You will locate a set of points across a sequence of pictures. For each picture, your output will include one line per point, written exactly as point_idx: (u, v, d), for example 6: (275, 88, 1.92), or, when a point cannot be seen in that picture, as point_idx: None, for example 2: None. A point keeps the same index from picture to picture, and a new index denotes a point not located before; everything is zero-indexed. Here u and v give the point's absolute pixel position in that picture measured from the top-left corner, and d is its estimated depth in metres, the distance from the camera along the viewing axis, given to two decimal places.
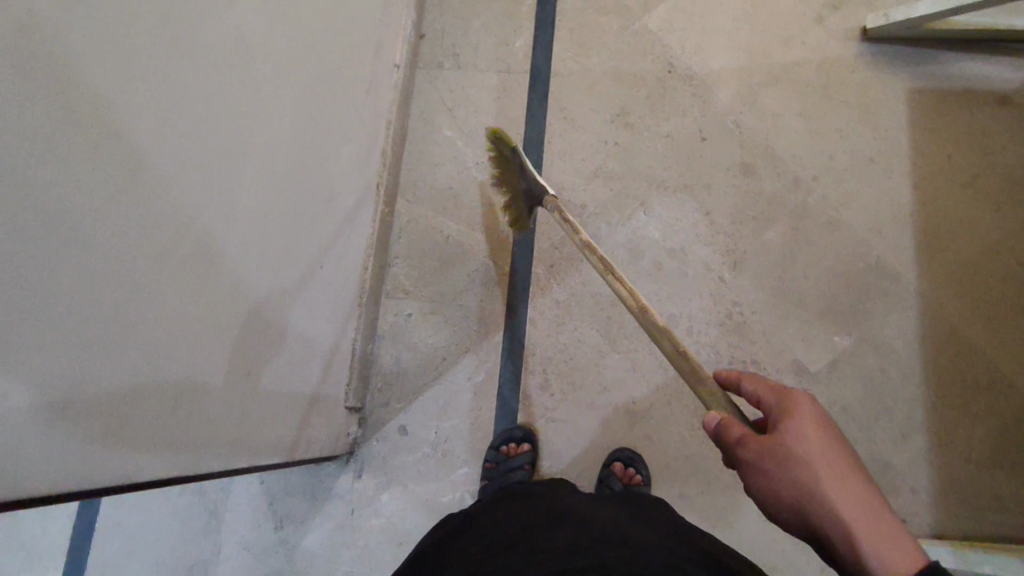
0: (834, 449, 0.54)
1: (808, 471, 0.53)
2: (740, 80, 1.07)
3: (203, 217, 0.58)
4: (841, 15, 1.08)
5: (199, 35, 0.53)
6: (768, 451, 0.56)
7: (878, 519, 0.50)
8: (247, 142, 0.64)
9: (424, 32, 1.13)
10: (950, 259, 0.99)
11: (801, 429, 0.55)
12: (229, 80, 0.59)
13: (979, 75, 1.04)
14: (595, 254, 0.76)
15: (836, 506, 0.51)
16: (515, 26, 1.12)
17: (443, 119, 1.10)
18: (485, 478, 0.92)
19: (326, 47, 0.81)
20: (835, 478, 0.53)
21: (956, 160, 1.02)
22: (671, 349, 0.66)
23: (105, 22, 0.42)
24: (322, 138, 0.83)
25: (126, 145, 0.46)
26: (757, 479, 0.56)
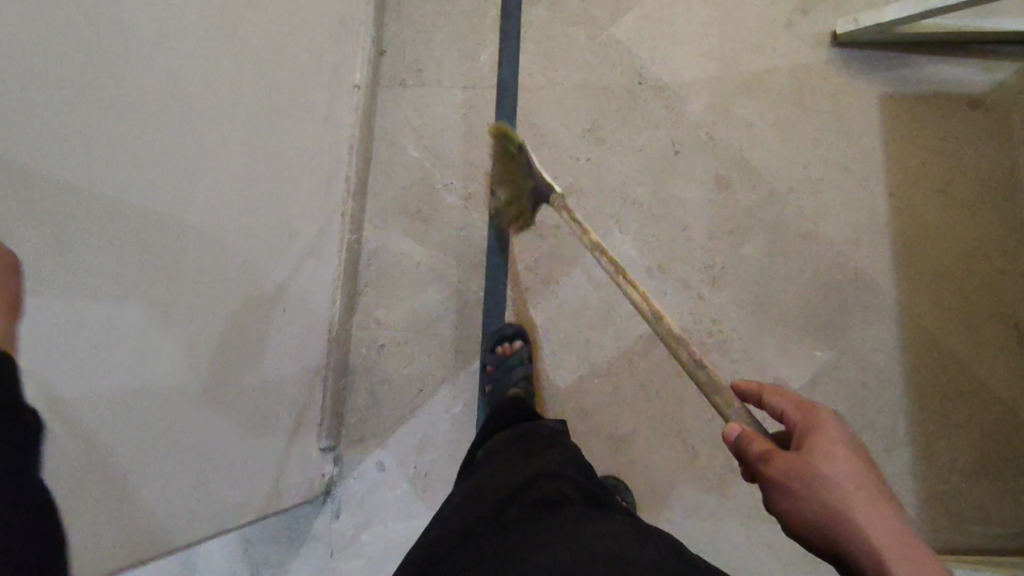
0: (863, 470, 0.51)
1: (839, 497, 0.50)
2: (712, 90, 1.05)
3: (163, 265, 0.54)
4: (811, 19, 1.06)
5: (146, 65, 0.50)
6: (797, 473, 0.52)
7: (912, 546, 0.46)
8: (205, 171, 0.60)
9: (385, 48, 1.09)
10: (929, 267, 0.98)
11: (831, 451, 0.52)
12: (181, 109, 0.56)
13: (951, 77, 1.03)
14: (607, 260, 0.77)
15: (863, 529, 0.48)
16: (479, 40, 1.08)
17: (409, 139, 1.06)
18: (489, 383, 0.94)
19: (280, 79, 0.77)
20: (865, 504, 0.49)
21: (929, 166, 1.01)
22: (688, 360, 0.68)
23: (42, 73, 0.39)
24: (280, 168, 0.79)
25: (77, 202, 0.43)
26: (783, 500, 0.53)
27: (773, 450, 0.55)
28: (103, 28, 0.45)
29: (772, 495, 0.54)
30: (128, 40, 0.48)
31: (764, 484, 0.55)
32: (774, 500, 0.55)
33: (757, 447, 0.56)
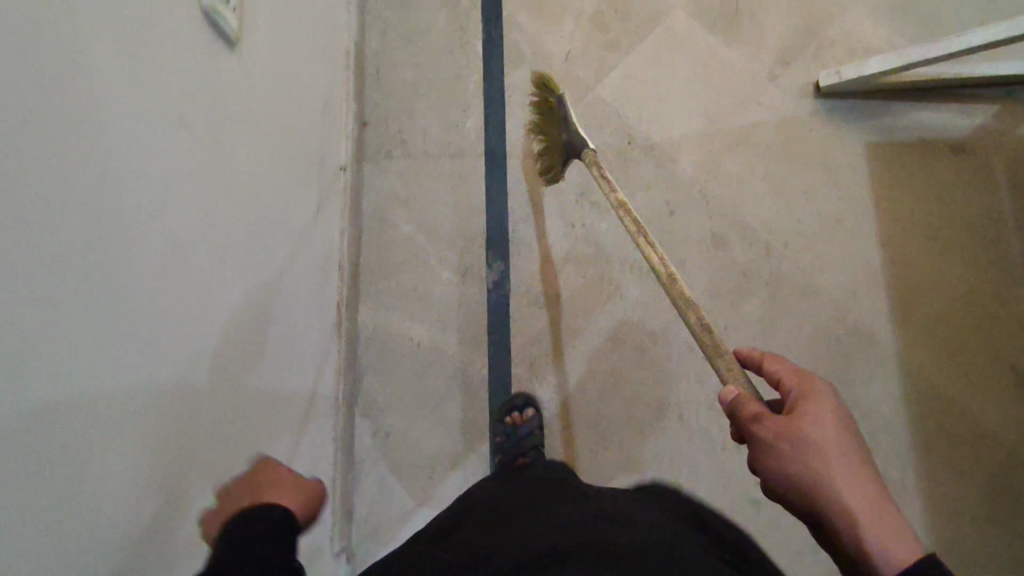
0: (850, 441, 0.53)
1: (825, 461, 0.52)
2: (701, 147, 1.05)
3: (173, 434, 0.54)
4: (793, 71, 1.07)
5: (128, 246, 0.48)
6: (789, 435, 0.54)
7: (886, 513, 0.50)
8: (200, 317, 0.58)
9: (367, 120, 1.06)
10: (925, 316, 1.00)
11: (822, 418, 0.54)
12: (174, 269, 0.54)
13: (933, 123, 1.04)
14: (630, 217, 0.73)
15: (844, 497, 0.51)
16: (463, 107, 1.06)
17: (399, 214, 1.03)
18: (499, 453, 0.91)
19: (268, 184, 0.75)
20: (847, 472, 0.52)
21: (918, 215, 1.02)
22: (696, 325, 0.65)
23: (32, 302, 0.39)
24: (275, 276, 0.76)
25: (81, 415, 0.42)
26: (769, 460, 0.55)
27: (766, 412, 0.57)
28: (80, 230, 0.43)
29: (760, 453, 0.56)
30: (107, 229, 0.46)
31: (753, 442, 0.57)
32: (760, 458, 0.57)
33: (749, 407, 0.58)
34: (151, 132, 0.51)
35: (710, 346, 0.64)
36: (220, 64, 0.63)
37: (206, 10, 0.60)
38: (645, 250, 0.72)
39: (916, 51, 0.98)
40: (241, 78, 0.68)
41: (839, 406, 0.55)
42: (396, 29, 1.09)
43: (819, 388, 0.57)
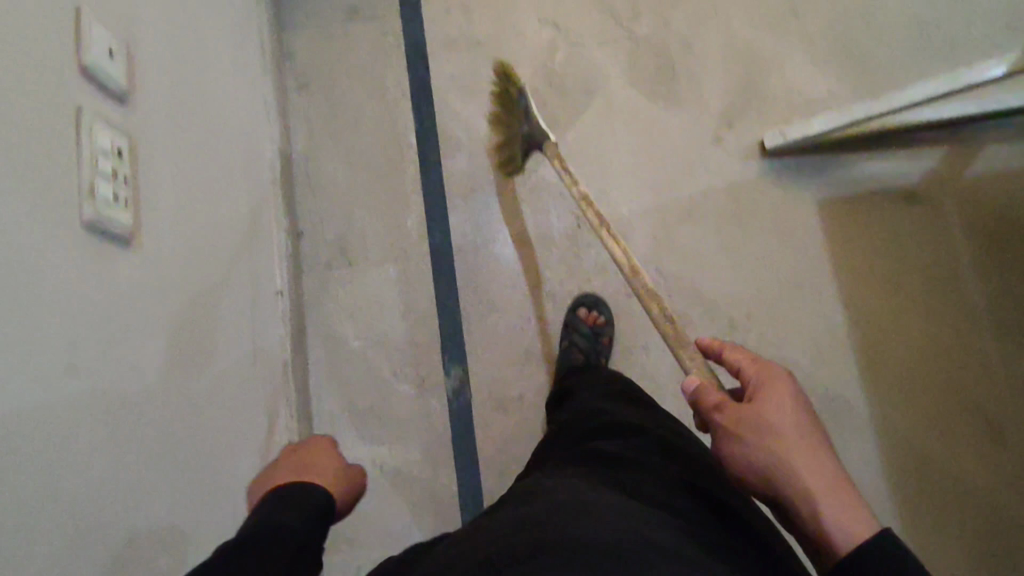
0: (811, 426, 0.54)
1: (786, 447, 0.53)
2: (652, 221, 1.02)
3: None
4: (737, 132, 1.04)
5: (26, 532, 0.41)
6: (750, 422, 0.55)
7: (847, 496, 0.50)
8: (130, 550, 0.51)
9: (302, 229, 1.00)
10: (895, 374, 0.97)
11: (783, 406, 0.55)
12: (102, 514, 0.48)
13: (884, 173, 1.02)
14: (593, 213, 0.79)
15: (806, 481, 0.51)
16: (402, 204, 1.02)
17: (347, 328, 0.98)
18: None
19: (203, 349, 0.68)
20: (809, 456, 0.52)
21: (877, 268, 1.00)
22: (659, 317, 0.70)
23: None
24: (216, 448, 0.69)
25: None
26: (731, 449, 0.56)
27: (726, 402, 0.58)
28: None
29: (722, 443, 0.57)
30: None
31: (715, 431, 0.58)
32: (722, 447, 0.57)
33: (709, 397, 0.60)
34: (48, 389, 0.44)
35: (673, 338, 0.69)
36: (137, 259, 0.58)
37: (89, 222, 0.51)
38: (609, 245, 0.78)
39: (859, 110, 0.96)
40: (156, 256, 0.61)
41: (796, 390, 0.56)
42: (322, 129, 1.04)
43: (775, 374, 0.58)
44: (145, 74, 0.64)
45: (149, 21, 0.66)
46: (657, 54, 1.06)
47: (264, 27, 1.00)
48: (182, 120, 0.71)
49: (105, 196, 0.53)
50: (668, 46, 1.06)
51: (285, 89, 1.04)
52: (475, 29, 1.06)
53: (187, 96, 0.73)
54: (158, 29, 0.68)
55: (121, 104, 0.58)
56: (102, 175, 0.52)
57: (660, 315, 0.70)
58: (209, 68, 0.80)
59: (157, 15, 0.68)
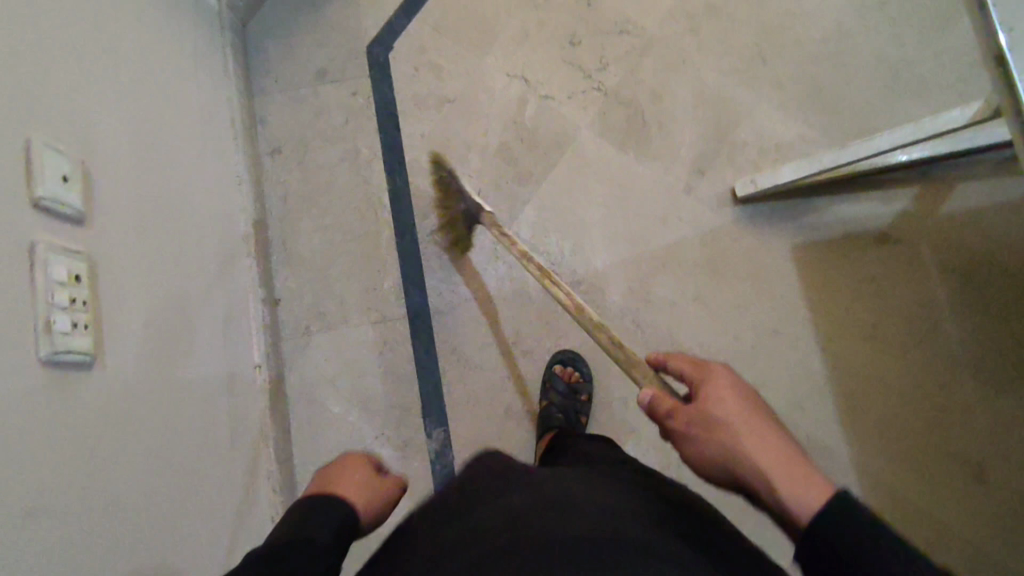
0: (749, 405, 0.60)
1: (729, 430, 0.58)
2: (628, 273, 1.02)
3: None
4: (709, 180, 1.04)
5: None
6: (699, 417, 0.61)
7: (782, 452, 0.54)
8: None
9: (280, 296, 1.01)
10: (876, 418, 0.97)
11: (719, 395, 0.61)
12: None
13: (857, 215, 1.02)
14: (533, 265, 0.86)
15: (748, 452, 0.56)
16: (379, 266, 1.02)
17: (328, 393, 0.99)
18: None
19: (178, 442, 0.69)
20: (748, 429, 0.57)
21: (853, 312, 1.00)
22: (607, 343, 0.77)
23: None
24: (195, 542, 0.69)
25: None
26: (691, 447, 0.62)
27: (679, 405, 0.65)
28: None
29: (684, 443, 0.63)
30: None
31: (679, 437, 0.64)
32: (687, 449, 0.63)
33: (664, 405, 0.67)
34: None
35: (625, 361, 0.76)
36: (101, 374, 0.58)
37: (47, 359, 0.51)
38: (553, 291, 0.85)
39: (822, 159, 0.95)
40: (124, 363, 0.62)
41: (736, 381, 0.63)
42: (296, 194, 1.04)
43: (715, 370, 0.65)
44: (105, 186, 0.65)
45: (101, 125, 0.67)
46: (626, 105, 1.07)
47: (235, 97, 1.01)
48: (143, 214, 0.72)
49: (63, 324, 0.53)
50: (637, 96, 1.07)
51: (258, 156, 1.05)
52: (445, 87, 1.07)
53: (148, 187, 0.74)
54: (113, 130, 0.69)
55: (80, 224, 0.59)
56: (58, 305, 0.53)
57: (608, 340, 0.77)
58: (170, 152, 0.81)
59: (112, 115, 0.70)
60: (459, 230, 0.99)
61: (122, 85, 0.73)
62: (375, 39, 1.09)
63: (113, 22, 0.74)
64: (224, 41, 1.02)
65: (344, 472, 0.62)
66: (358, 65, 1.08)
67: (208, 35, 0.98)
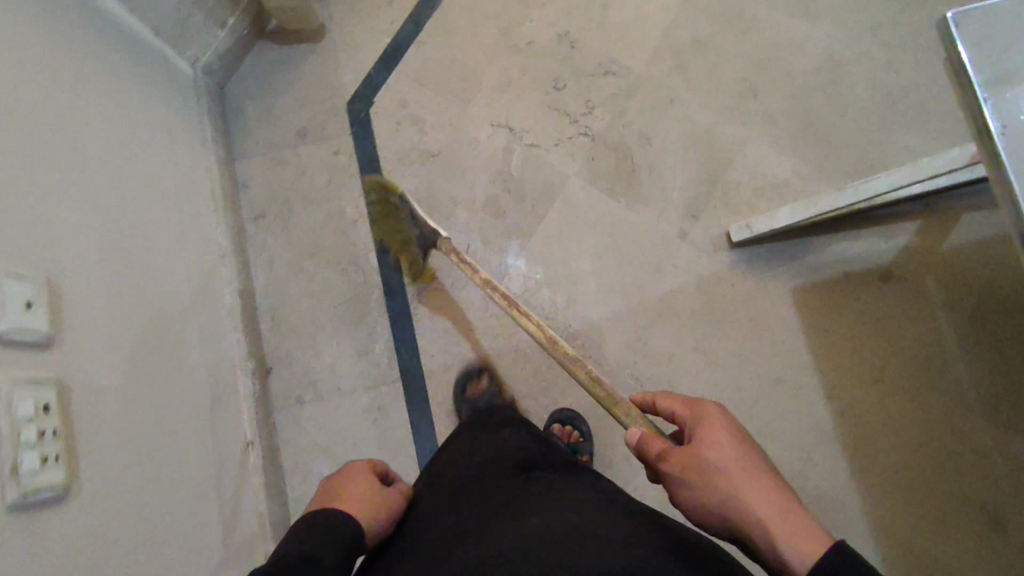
0: (748, 455, 0.55)
1: (726, 481, 0.54)
2: (624, 325, 0.99)
3: None
4: (703, 224, 1.01)
5: None
6: (692, 464, 0.56)
7: (791, 511, 0.50)
8: None
9: (270, 366, 0.99)
10: (886, 464, 0.95)
11: (716, 441, 0.56)
12: None
13: (857, 254, 0.99)
14: (497, 292, 0.83)
15: (752, 508, 0.51)
16: (369, 330, 1.00)
17: (323, 464, 0.97)
18: None
19: (166, 548, 0.67)
20: (750, 483, 0.53)
21: (858, 355, 0.97)
22: (585, 379, 0.75)
23: None
24: None
25: None
26: (683, 494, 0.57)
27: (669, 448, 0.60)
28: None
29: (676, 491, 0.58)
30: None
31: (668, 481, 0.59)
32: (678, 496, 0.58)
33: (654, 447, 0.62)
34: None
35: (608, 399, 0.72)
36: (76, 505, 0.56)
37: (16, 504, 0.49)
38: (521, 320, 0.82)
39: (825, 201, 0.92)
40: (102, 481, 0.60)
41: (730, 424, 0.58)
42: (282, 259, 1.03)
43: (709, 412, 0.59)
44: (73, 296, 0.63)
45: (69, 230, 0.65)
46: (614, 150, 1.04)
47: (215, 164, 0.99)
48: (118, 314, 0.70)
49: (31, 462, 0.51)
50: (625, 140, 1.04)
51: (242, 222, 1.03)
52: (428, 141, 1.05)
53: (124, 283, 0.73)
54: (82, 232, 0.68)
55: (46, 348, 0.57)
56: (25, 446, 0.51)
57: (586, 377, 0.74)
58: (147, 238, 0.79)
59: (81, 214, 0.68)
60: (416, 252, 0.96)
61: (94, 179, 0.72)
62: (355, 94, 1.07)
63: (83, 115, 0.72)
64: (201, 108, 1.00)
65: (347, 490, 0.59)
66: (339, 123, 1.06)
67: (183, 103, 0.96)
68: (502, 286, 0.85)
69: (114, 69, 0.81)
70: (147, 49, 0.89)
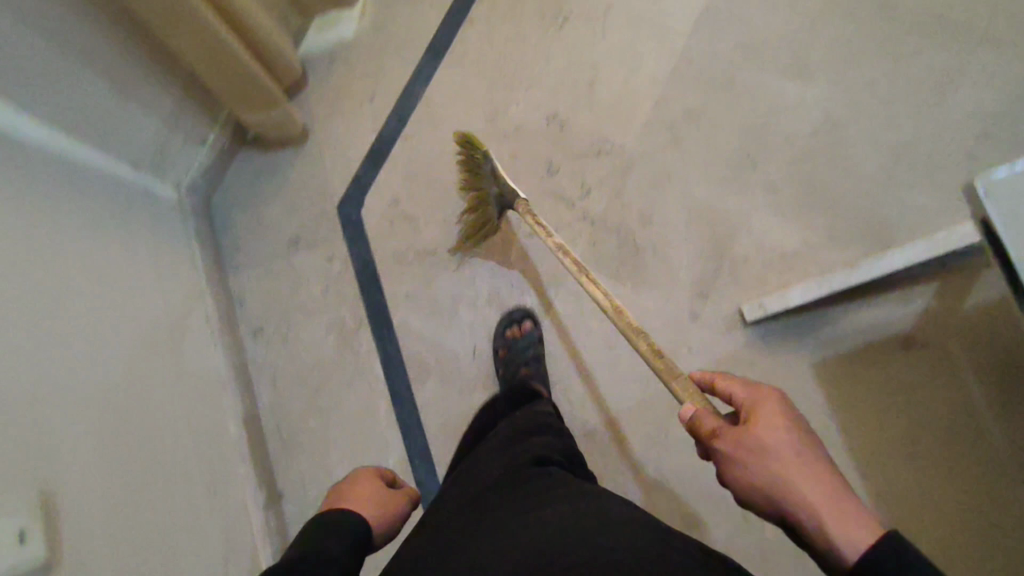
0: (807, 441, 0.52)
1: (778, 462, 0.50)
2: (638, 415, 0.94)
3: None
4: (713, 303, 0.99)
5: None
6: (743, 443, 0.53)
7: (847, 503, 0.47)
8: None
9: (283, 490, 0.97)
10: (928, 539, 0.91)
11: (773, 424, 0.53)
12: None
13: (875, 321, 0.96)
14: (569, 260, 0.82)
15: (804, 494, 0.48)
16: (380, 442, 0.97)
17: None
18: None
19: None
20: (805, 469, 0.49)
21: (886, 427, 0.95)
22: (648, 351, 0.72)
23: None
24: None
25: None
26: (730, 472, 0.54)
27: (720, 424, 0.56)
28: None
29: (722, 468, 0.55)
30: None
31: (715, 458, 0.56)
32: (724, 474, 0.55)
33: (700, 421, 0.59)
34: None
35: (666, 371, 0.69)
36: None
37: None
38: (591, 289, 0.81)
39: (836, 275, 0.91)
40: None
41: (792, 411, 0.54)
42: (286, 375, 1.00)
43: (770, 396, 0.56)
44: (71, 496, 0.62)
45: (61, 419, 0.64)
46: (615, 233, 1.01)
47: (208, 289, 0.98)
48: (121, 493, 0.68)
49: None
50: (624, 220, 1.02)
51: (242, 342, 1.01)
52: (423, 238, 1.02)
53: (120, 449, 0.70)
54: (75, 415, 0.66)
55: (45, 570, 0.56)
56: None
57: (648, 350, 0.71)
58: (149, 390, 0.78)
59: (76, 395, 0.67)
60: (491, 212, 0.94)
61: (82, 353, 0.70)
62: (344, 196, 1.04)
63: (66, 285, 0.71)
64: (189, 233, 0.98)
65: (356, 488, 0.58)
66: (332, 228, 1.03)
67: (170, 231, 0.94)
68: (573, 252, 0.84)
69: (90, 221, 0.78)
70: (126, 185, 0.87)
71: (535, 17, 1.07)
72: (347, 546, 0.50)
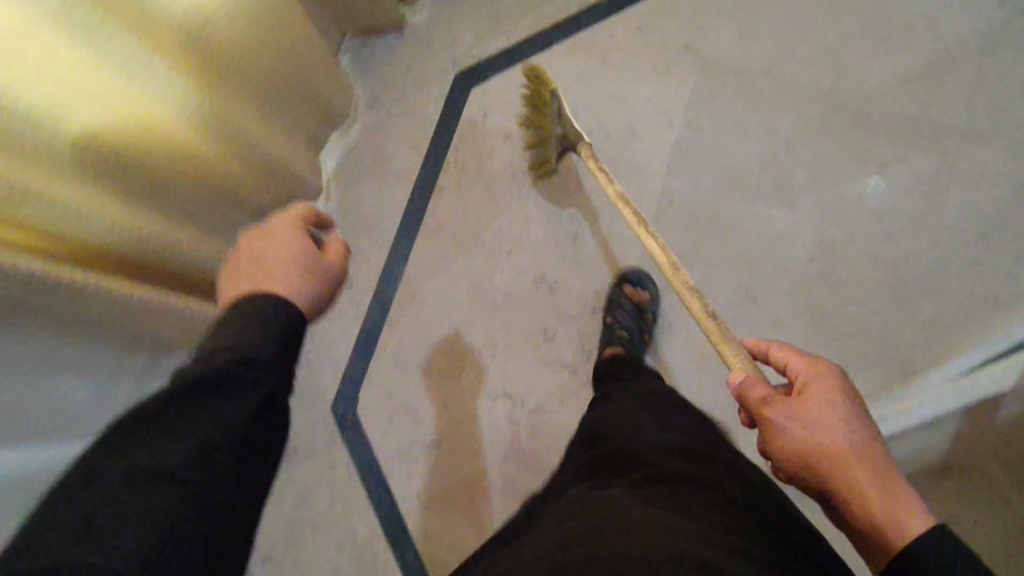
0: (859, 419, 0.52)
1: (828, 439, 0.51)
2: None
3: None
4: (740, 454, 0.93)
5: None
6: (790, 409, 0.54)
7: (895, 488, 0.48)
8: None
9: None
10: None
11: (827, 399, 0.53)
12: None
13: None
14: (628, 212, 0.84)
15: (851, 473, 0.49)
16: None
17: None
18: None
19: None
20: (858, 450, 0.50)
21: None
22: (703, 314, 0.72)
23: None
24: None
25: None
26: (774, 440, 0.55)
27: (768, 390, 0.58)
28: None
29: (768, 434, 0.56)
30: None
31: (763, 425, 0.56)
32: (768, 440, 0.56)
33: (756, 393, 0.58)
34: None
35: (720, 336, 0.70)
36: None
37: None
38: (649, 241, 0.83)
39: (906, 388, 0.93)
40: None
41: (847, 390, 0.54)
42: None
43: (827, 374, 0.56)
44: None
45: None
46: None
47: None
48: None
49: None
50: None
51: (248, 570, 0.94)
52: (425, 429, 0.98)
53: None
54: None
55: None
56: None
57: (709, 316, 0.71)
58: None
59: None
60: (549, 152, 0.97)
61: None
62: (337, 394, 1.00)
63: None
64: None
65: (273, 265, 0.55)
66: (326, 430, 0.99)
67: None
68: (632, 205, 0.87)
69: None
70: None
71: (507, 176, 1.04)
72: (276, 343, 0.46)
